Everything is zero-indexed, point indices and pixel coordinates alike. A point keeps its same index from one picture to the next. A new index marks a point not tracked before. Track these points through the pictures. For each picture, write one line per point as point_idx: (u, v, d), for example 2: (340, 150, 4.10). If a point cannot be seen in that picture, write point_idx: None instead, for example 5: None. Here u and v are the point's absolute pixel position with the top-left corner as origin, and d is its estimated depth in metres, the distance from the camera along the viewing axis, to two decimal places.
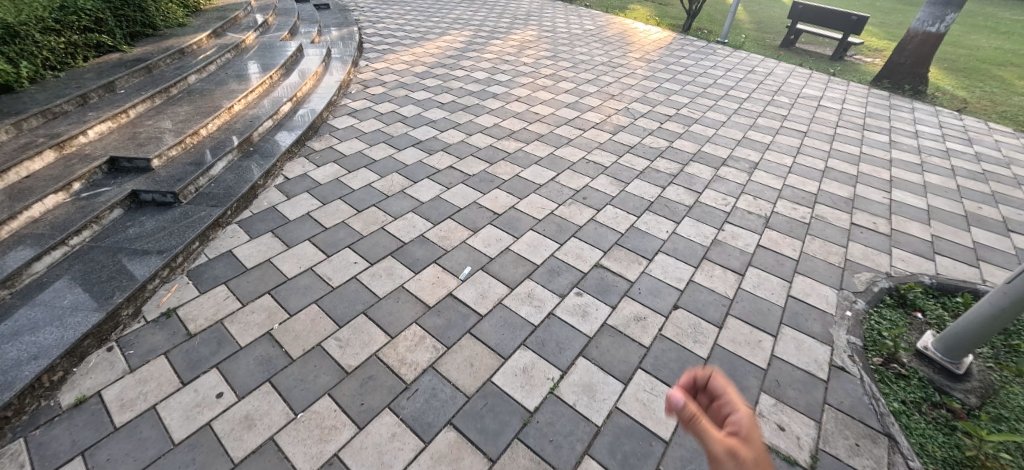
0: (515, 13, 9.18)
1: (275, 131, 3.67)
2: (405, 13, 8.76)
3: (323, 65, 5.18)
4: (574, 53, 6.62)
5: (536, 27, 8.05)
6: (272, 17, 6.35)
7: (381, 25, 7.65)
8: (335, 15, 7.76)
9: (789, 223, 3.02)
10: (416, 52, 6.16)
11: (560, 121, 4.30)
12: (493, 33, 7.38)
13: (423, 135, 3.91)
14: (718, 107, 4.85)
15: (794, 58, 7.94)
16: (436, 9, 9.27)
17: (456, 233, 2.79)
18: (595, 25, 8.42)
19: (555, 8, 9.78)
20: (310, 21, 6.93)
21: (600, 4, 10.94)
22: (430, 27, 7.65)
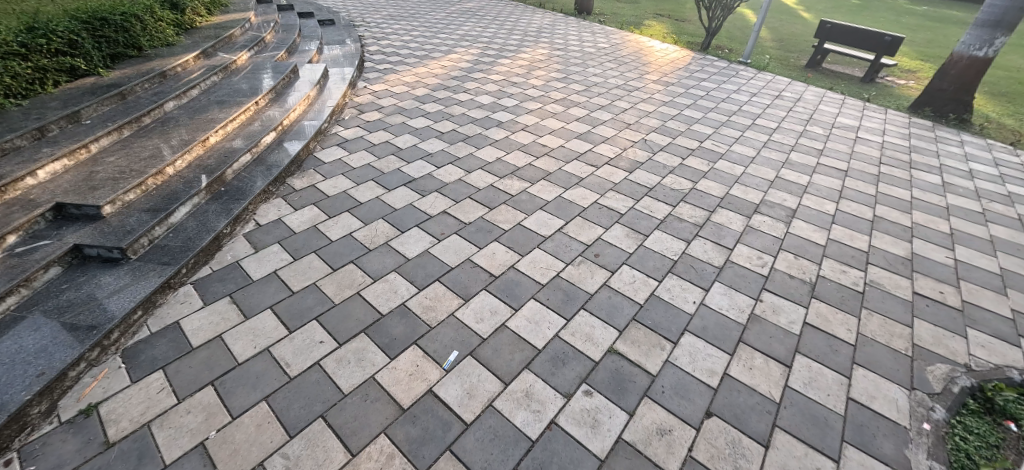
0: (526, 29, 8.85)
1: (253, 167, 3.31)
2: (413, 29, 8.51)
3: (318, 87, 4.85)
4: (586, 74, 6.23)
5: (547, 44, 7.70)
6: (271, 35, 6.08)
7: (386, 42, 7.37)
8: (340, 31, 7.52)
9: (839, 293, 2.56)
10: (419, 72, 5.82)
11: (571, 154, 3.87)
12: (502, 51, 7.04)
13: (417, 171, 3.51)
14: (746, 140, 4.39)
15: (822, 80, 7.44)
16: (445, 25, 9.02)
17: (444, 301, 2.33)
18: (609, 43, 8.04)
19: (568, 24, 9.45)
20: (311, 38, 6.65)
21: (615, 20, 10.60)
22: (437, 44, 7.34)
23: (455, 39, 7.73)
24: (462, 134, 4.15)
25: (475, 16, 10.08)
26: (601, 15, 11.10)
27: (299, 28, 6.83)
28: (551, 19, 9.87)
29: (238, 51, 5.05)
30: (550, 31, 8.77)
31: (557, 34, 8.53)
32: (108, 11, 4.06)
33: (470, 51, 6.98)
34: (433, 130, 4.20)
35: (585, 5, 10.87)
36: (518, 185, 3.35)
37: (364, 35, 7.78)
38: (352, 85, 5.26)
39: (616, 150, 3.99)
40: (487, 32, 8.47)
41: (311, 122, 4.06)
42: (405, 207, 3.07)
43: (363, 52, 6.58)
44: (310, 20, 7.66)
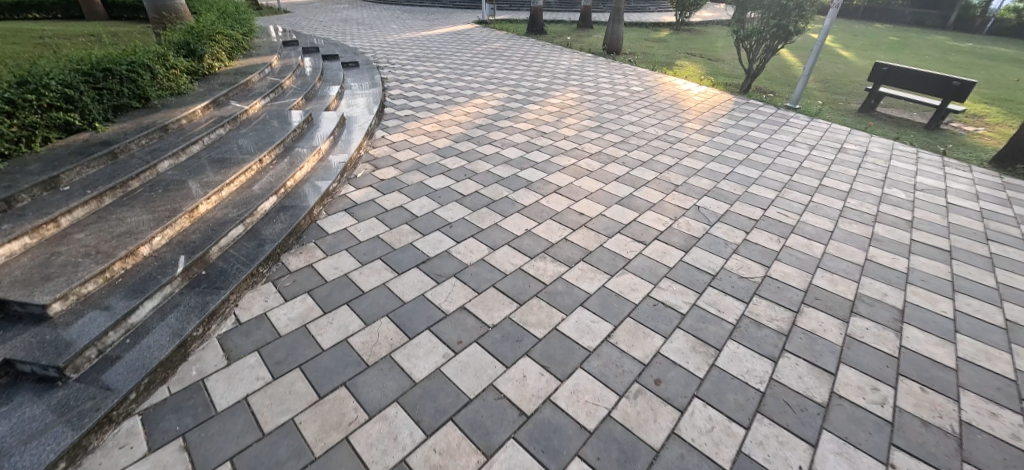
0: (554, 71, 8.51)
1: (244, 241, 2.86)
2: (438, 71, 8.28)
3: (331, 137, 4.46)
4: (622, 122, 5.73)
5: (577, 87, 7.32)
6: (290, 80, 5.85)
7: (410, 85, 7.10)
8: (363, 74, 7.32)
9: (1003, 455, 1.84)
10: (440, 120, 5.45)
11: (610, 227, 3.28)
12: (530, 95, 6.66)
13: (431, 248, 2.98)
14: (817, 207, 3.74)
15: (883, 126, 6.74)
16: (471, 67, 8.79)
17: (459, 458, 1.72)
18: (643, 86, 7.59)
19: (598, 64, 9.12)
20: (332, 82, 6.42)
21: (646, 60, 10.26)
22: (461, 88, 7.03)
23: (481, 83, 7.41)
24: (485, 198, 3.63)
25: (501, 57, 9.88)
26: (630, 55, 10.82)
27: (321, 72, 6.62)
28: (579, 60, 9.57)
29: (253, 98, 4.77)
30: (579, 73, 8.41)
31: (587, 76, 8.16)
32: (113, 62, 3.80)
33: (497, 96, 6.61)
34: (452, 193, 3.70)
35: (615, 44, 10.65)
36: (551, 271, 2.78)
37: (388, 78, 7.57)
38: (369, 135, 4.89)
39: (665, 221, 3.41)
40: (513, 74, 8.16)
41: (318, 181, 3.63)
42: (415, 300, 2.53)
43: (384, 97, 6.29)
44: (334, 63, 7.51)
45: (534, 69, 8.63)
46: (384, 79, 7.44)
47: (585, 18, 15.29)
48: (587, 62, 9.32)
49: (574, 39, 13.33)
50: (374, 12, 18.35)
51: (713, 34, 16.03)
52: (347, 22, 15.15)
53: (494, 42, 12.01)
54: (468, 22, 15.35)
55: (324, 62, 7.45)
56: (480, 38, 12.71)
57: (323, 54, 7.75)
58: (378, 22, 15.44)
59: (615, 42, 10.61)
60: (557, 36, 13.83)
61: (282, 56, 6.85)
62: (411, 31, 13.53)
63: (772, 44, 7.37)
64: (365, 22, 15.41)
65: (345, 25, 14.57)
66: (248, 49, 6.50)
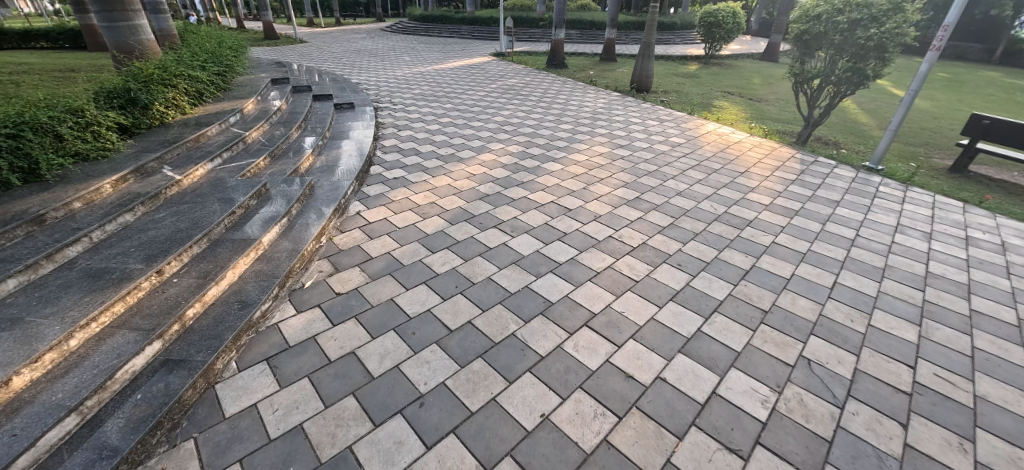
0: (578, 115, 7.43)
1: (70, 451, 1.70)
2: (446, 113, 7.25)
3: (284, 218, 3.30)
4: (666, 190, 4.53)
5: (605, 136, 6.21)
6: (260, 129, 4.83)
7: (409, 133, 6.02)
8: (355, 119, 6.29)
9: None
10: (436, 187, 4.31)
11: (680, 412, 2.16)
12: (549, 150, 5.57)
13: (381, 465, 1.81)
14: (987, 362, 2.48)
15: (994, 192, 5.34)
16: (483, 108, 7.79)
17: None
18: (684, 136, 6.40)
19: (627, 106, 8.05)
20: (315, 130, 5.42)
21: (680, 100, 9.16)
22: (467, 137, 5.95)
23: (491, 131, 6.33)
24: (484, 340, 2.54)
25: (516, 96, 8.90)
26: (660, 94, 9.73)
27: (304, 120, 5.61)
28: (605, 101, 8.48)
29: (196, 161, 3.72)
30: (606, 117, 7.30)
31: (615, 122, 7.02)
32: None
33: (509, 150, 5.53)
34: (437, 328, 2.59)
35: (644, 82, 9.57)
36: None
37: (385, 122, 6.54)
38: (339, 210, 3.73)
39: (764, 396, 2.16)
40: (529, 118, 7.10)
41: (237, 304, 2.47)
42: None
43: (374, 149, 5.22)
44: (325, 106, 6.55)
45: (553, 112, 7.57)
46: (379, 124, 6.40)
47: (608, 51, 14.43)
48: (615, 104, 8.21)
49: (597, 74, 12.39)
50: (390, 42, 17.90)
51: (745, 69, 14.97)
52: (359, 54, 14.57)
53: (510, 77, 11.10)
54: (484, 55, 14.64)
55: (313, 105, 6.47)
56: (495, 72, 11.84)
57: (314, 94, 6.80)
58: (391, 53, 14.89)
59: (644, 79, 9.55)
60: (578, 70, 12.92)
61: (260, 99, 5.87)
62: (422, 64, 12.76)
63: (839, 90, 6.16)
64: (376, 53, 14.81)
65: (356, 57, 13.95)
66: (221, 91, 5.54)
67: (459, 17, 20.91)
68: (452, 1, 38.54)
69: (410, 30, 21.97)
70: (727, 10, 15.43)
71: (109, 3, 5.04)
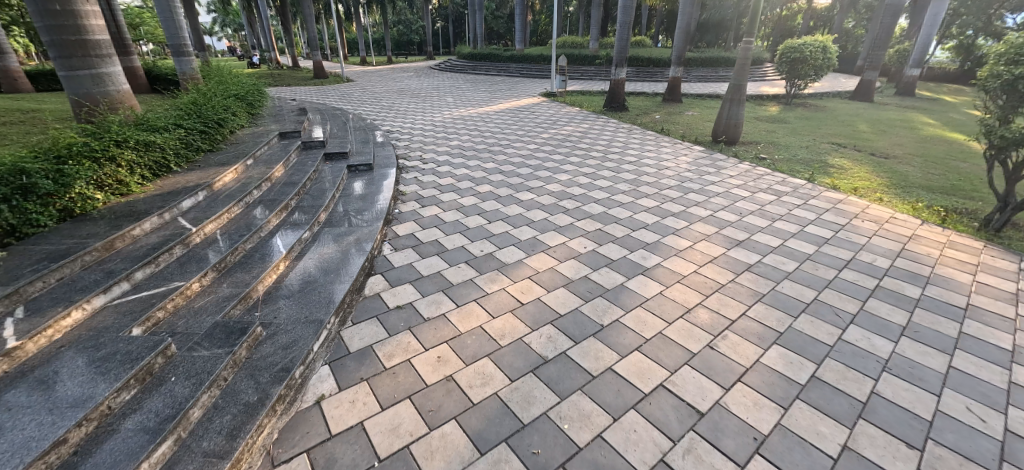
0: (657, 182, 5.70)
1: None
2: (487, 176, 5.72)
3: (162, 446, 1.72)
4: (848, 354, 2.63)
5: (711, 224, 4.35)
6: (224, 218, 3.41)
7: (433, 210, 4.43)
8: (367, 188, 4.80)
9: None
10: (462, 332, 2.61)
11: None
12: (636, 250, 3.74)
13: None
14: None
15: None
16: (535, 167, 6.24)
17: None
18: (820, 222, 4.45)
19: (721, 169, 6.23)
20: (308, 209, 3.95)
21: (786, 156, 7.19)
22: (512, 217, 4.31)
23: (545, 205, 4.69)
24: None
25: (574, 150, 7.32)
26: (753, 147, 7.82)
27: (296, 194, 4.19)
28: (687, 160, 6.70)
29: (75, 296, 2.29)
30: (697, 187, 5.49)
31: (711, 194, 5.20)
32: None
33: (575, 245, 3.80)
34: None
35: (733, 133, 7.73)
36: None
37: (405, 191, 5.01)
38: (284, 396, 2.08)
39: None
40: (593, 186, 5.47)
41: None
42: None
43: (377, 242, 3.61)
44: (334, 168, 5.15)
45: (624, 177, 5.88)
46: (396, 194, 4.88)
47: (672, 91, 12.85)
48: (701, 166, 6.39)
49: (664, 118, 10.72)
50: (436, 81, 17.21)
51: (838, 112, 12.79)
52: (401, 95, 13.76)
53: (564, 123, 9.58)
54: (533, 95, 13.40)
55: (318, 167, 5.05)
56: (546, 116, 10.41)
57: (326, 153, 5.45)
58: (435, 93, 14.03)
59: (733, 129, 7.71)
60: (641, 113, 11.27)
61: (250, 163, 4.56)
62: (466, 107, 11.63)
63: None
64: (419, 94, 13.97)
65: (397, 98, 13.09)
66: (199, 156, 4.29)
67: (508, 55, 20.17)
68: (502, 39, 38.75)
69: (458, 68, 21.52)
70: (815, 44, 13.27)
71: (67, 48, 4.44)
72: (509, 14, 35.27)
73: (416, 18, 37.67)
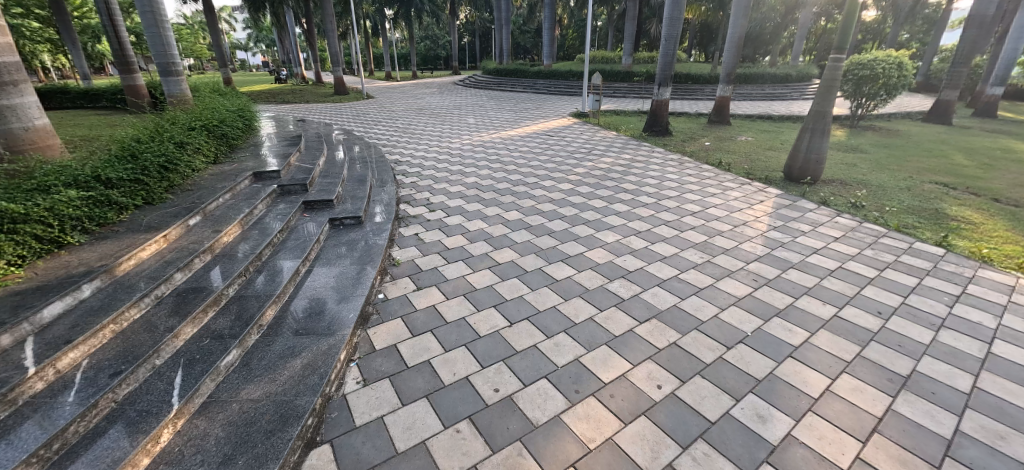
0: (720, 252, 4.43)
1: None
2: (505, 229, 4.48)
3: None
4: None
5: (853, 352, 3.10)
6: (107, 332, 2.24)
7: (426, 297, 3.28)
8: (348, 256, 3.58)
9: None
10: None
11: None
12: (760, 409, 2.60)
13: None
14: None
15: None
16: (566, 215, 4.96)
17: None
18: (996, 343, 3.14)
19: (807, 232, 4.86)
20: (253, 301, 2.76)
21: (890, 203, 5.68)
22: (538, 317, 3.23)
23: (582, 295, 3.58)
24: None
25: (613, 189, 5.99)
26: (839, 187, 6.31)
27: (244, 270, 3.00)
28: (762, 212, 5.33)
29: None
30: (776, 263, 4.23)
31: (793, 280, 3.97)
32: None
33: (641, 382, 2.74)
34: None
35: (814, 170, 6.27)
36: None
37: (398, 257, 3.72)
38: None
39: None
40: (643, 255, 4.27)
41: None
42: None
43: (337, 370, 2.32)
44: (311, 224, 3.96)
45: (679, 240, 4.62)
46: (385, 265, 3.60)
47: (720, 112, 11.47)
48: (779, 225, 5.01)
49: (716, 145, 9.29)
50: (459, 99, 16.27)
51: (918, 137, 11.02)
52: (417, 114, 12.73)
53: (599, 151, 8.25)
54: (563, 115, 12.21)
55: (289, 222, 3.87)
56: (578, 141, 9.16)
57: (305, 200, 4.30)
58: (456, 112, 13.01)
59: (815, 166, 6.26)
60: (688, 138, 9.83)
61: (195, 222, 3.43)
62: (488, 129, 10.47)
63: None
64: (439, 113, 12.97)
65: (413, 118, 12.03)
66: (122, 217, 3.21)
67: (534, 71, 19.06)
68: (528, 54, 38.00)
69: (482, 84, 20.62)
70: (889, 60, 11.39)
71: None
72: (535, 28, 34.45)
73: (444, 34, 37.54)
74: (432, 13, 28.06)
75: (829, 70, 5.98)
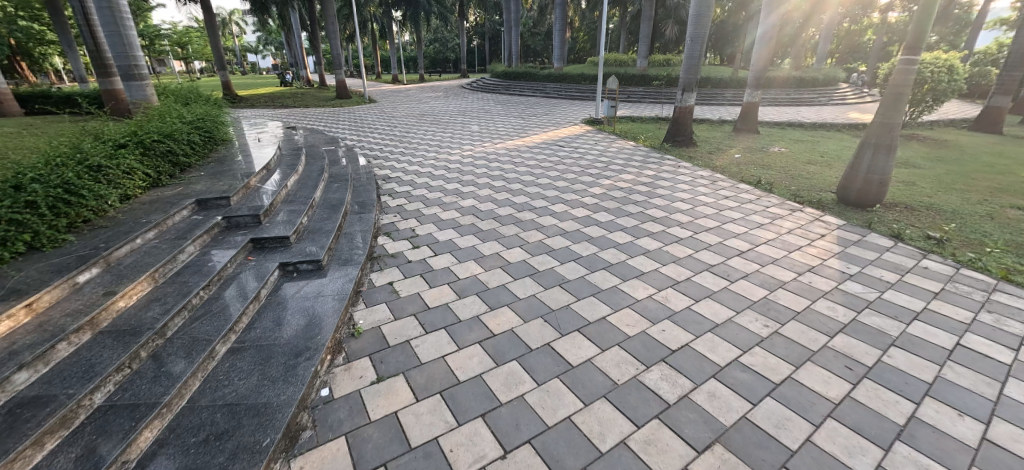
0: (814, 301, 3.12)
1: None
2: (505, 275, 3.38)
3: None
4: None
5: None
6: None
7: (387, 397, 2.18)
8: (292, 321, 2.65)
9: None
10: None
11: None
12: None
13: None
14: None
15: None
16: (584, 250, 3.82)
17: None
18: None
19: (912, 269, 3.68)
20: (128, 414, 1.87)
21: (980, 236, 4.63)
22: (549, 433, 1.98)
23: (616, 382, 2.30)
24: None
25: (640, 212, 4.88)
26: (907, 214, 5.28)
27: (129, 360, 2.12)
28: (835, 244, 4.13)
29: None
30: (897, 324, 2.89)
31: (942, 355, 2.61)
32: None
33: None
34: None
35: (878, 194, 5.28)
36: None
37: (361, 324, 2.78)
38: None
39: None
40: (701, 307, 3.00)
41: None
42: None
43: None
44: (254, 271, 3.06)
45: (746, 283, 3.33)
46: (339, 337, 2.64)
47: (748, 120, 10.49)
48: (871, 264, 3.74)
49: (747, 157, 8.29)
50: (464, 103, 15.44)
51: (972, 148, 9.89)
52: (419, 120, 11.88)
53: (617, 164, 7.23)
54: (574, 122, 11.27)
55: (223, 271, 2.97)
56: (592, 152, 8.20)
57: (254, 237, 3.41)
58: (459, 118, 12.15)
59: (879, 188, 5.26)
60: (715, 149, 8.82)
61: (89, 277, 2.57)
62: (494, 138, 9.53)
63: None
64: (442, 118, 12.12)
65: (413, 125, 11.16)
66: None
67: (544, 74, 18.22)
68: (538, 57, 37.17)
69: (490, 88, 19.81)
70: (937, 63, 10.29)
71: None
72: (546, 30, 33.71)
73: (453, 36, 36.95)
74: (440, 16, 27.38)
75: (899, 73, 4.97)
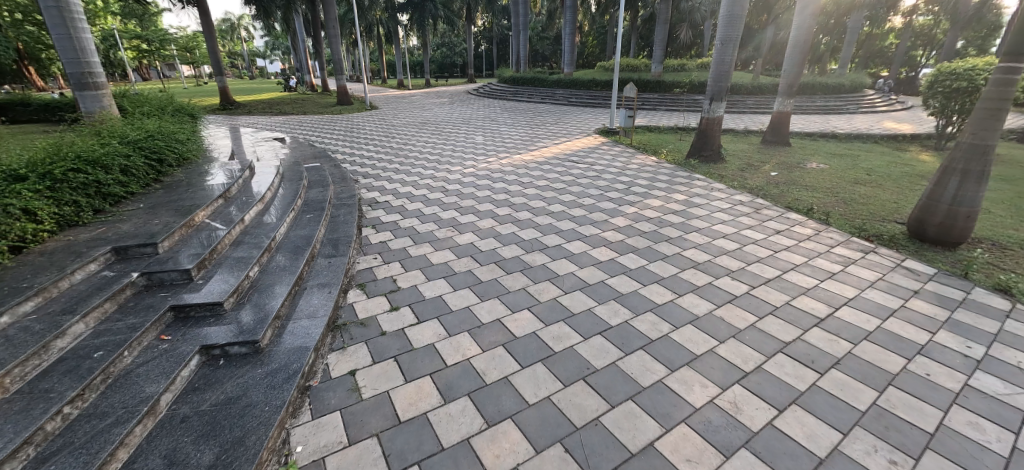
0: (948, 413, 2.18)
1: None
2: (508, 359, 2.49)
3: None
4: None
5: None
6: None
7: None
8: (191, 455, 1.78)
9: None
10: None
11: None
12: None
13: None
14: None
15: None
16: (612, 316, 2.90)
17: None
18: None
19: None
20: None
21: None
22: None
23: None
24: None
25: (675, 253, 3.95)
26: (1000, 255, 4.33)
27: None
28: (934, 308, 3.18)
29: None
30: None
31: None
32: None
33: None
34: None
35: (964, 232, 4.35)
36: None
37: (297, 452, 1.91)
38: None
39: None
40: (788, 424, 2.09)
41: None
42: None
43: None
44: (159, 361, 2.20)
45: (840, 378, 2.42)
46: None
47: (779, 131, 9.56)
48: (998, 342, 2.79)
49: (784, 175, 7.36)
50: (470, 111, 14.64)
51: None
52: (418, 130, 11.03)
53: (639, 185, 6.28)
54: (587, 132, 10.39)
55: (115, 364, 2.12)
56: (610, 168, 7.29)
57: (175, 303, 2.56)
58: (463, 127, 11.33)
59: (966, 224, 4.33)
60: (746, 166, 7.85)
61: None
62: (499, 151, 8.64)
63: None
64: (444, 128, 11.30)
65: (413, 135, 10.36)
66: None
67: (555, 79, 17.39)
68: (547, 62, 36.45)
69: (498, 94, 19.02)
70: None
71: None
72: (556, 34, 32.97)
73: (461, 40, 36.38)
74: (448, 20, 26.68)
75: (996, 84, 4.06)
